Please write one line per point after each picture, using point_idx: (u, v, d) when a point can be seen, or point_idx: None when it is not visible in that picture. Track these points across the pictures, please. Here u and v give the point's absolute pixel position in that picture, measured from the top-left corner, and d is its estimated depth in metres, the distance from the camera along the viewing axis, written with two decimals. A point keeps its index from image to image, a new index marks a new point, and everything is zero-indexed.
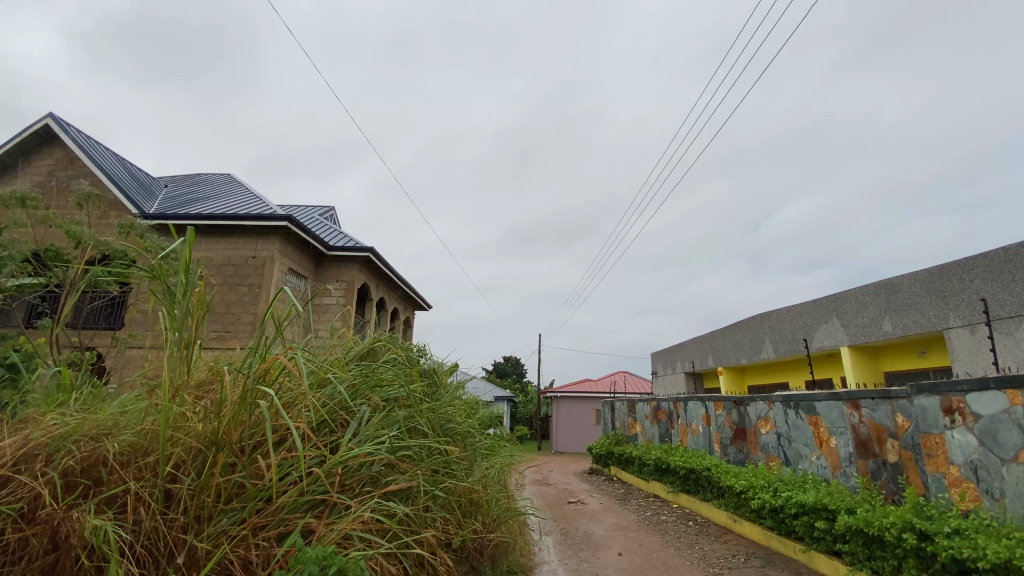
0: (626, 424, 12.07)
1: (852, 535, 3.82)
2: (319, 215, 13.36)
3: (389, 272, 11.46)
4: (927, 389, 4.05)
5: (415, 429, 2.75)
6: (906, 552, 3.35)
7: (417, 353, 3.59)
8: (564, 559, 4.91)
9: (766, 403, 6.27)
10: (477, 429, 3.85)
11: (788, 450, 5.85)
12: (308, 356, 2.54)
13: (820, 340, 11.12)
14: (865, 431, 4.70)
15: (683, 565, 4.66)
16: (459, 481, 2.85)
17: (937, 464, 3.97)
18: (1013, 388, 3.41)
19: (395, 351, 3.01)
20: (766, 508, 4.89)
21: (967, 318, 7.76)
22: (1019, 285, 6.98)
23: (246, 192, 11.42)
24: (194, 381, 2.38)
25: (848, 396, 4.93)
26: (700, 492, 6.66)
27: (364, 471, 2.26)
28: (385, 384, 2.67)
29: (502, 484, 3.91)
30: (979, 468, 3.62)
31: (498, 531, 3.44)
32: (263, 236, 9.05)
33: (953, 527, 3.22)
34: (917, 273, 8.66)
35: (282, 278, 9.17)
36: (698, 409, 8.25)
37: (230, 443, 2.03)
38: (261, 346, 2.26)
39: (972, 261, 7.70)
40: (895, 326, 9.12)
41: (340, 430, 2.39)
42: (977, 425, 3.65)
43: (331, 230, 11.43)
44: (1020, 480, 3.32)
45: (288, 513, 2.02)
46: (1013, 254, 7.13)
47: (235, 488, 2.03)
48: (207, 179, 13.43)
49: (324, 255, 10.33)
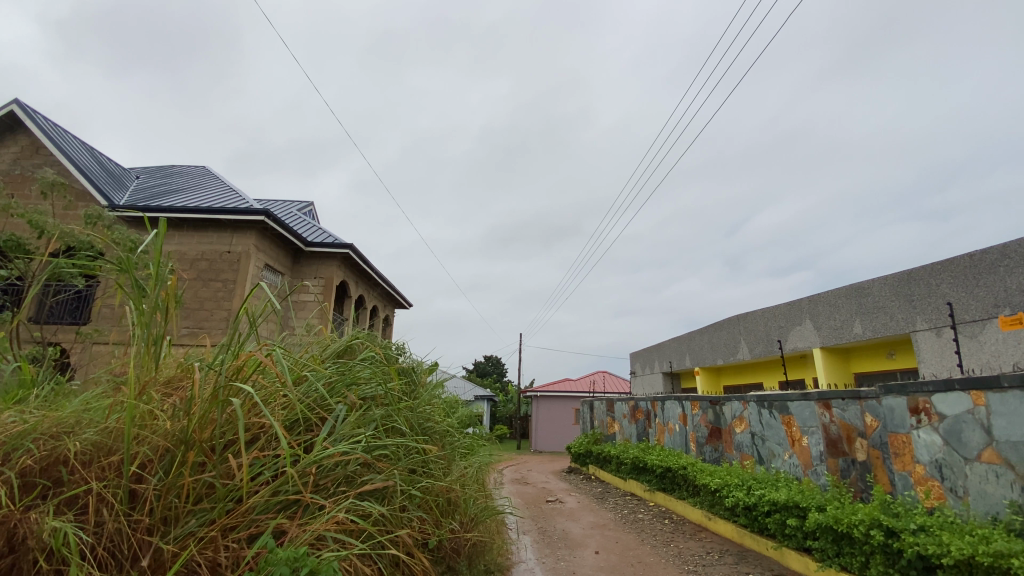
0: (604, 423, 12.17)
1: (823, 532, 3.91)
2: (297, 210, 13.09)
3: (369, 269, 11.32)
4: (895, 389, 4.17)
5: (392, 428, 2.71)
6: (874, 549, 3.45)
7: (395, 351, 3.54)
8: (541, 558, 4.92)
9: (741, 402, 6.39)
10: (456, 428, 3.81)
11: (761, 448, 5.96)
12: (283, 354, 2.47)
13: (793, 342, 11.38)
14: (835, 431, 4.82)
15: (658, 563, 4.71)
16: (437, 481, 2.82)
17: (903, 462, 4.10)
18: (976, 389, 3.53)
19: (373, 349, 2.96)
20: (739, 506, 4.97)
21: (933, 321, 8.04)
22: (983, 290, 7.26)
23: (222, 185, 11.13)
24: (162, 379, 2.30)
25: (819, 396, 5.05)
26: (675, 490, 6.74)
27: (339, 471, 2.21)
28: (362, 382, 2.62)
29: (481, 484, 3.90)
30: (943, 467, 3.74)
31: (476, 530, 3.42)
32: (239, 230, 8.84)
33: (919, 525, 3.33)
34: (886, 277, 8.93)
35: (258, 273, 8.97)
36: (674, 409, 8.36)
37: (200, 441, 1.96)
38: (235, 342, 2.20)
39: (939, 266, 7.97)
40: (865, 328, 9.37)
41: (316, 428, 2.34)
42: (942, 425, 3.77)
43: (310, 226, 11.23)
44: (982, 479, 3.44)
45: (259, 514, 1.97)
46: (978, 259, 7.40)
47: (204, 489, 1.97)
48: (181, 171, 13.08)
49: (302, 250, 10.16)
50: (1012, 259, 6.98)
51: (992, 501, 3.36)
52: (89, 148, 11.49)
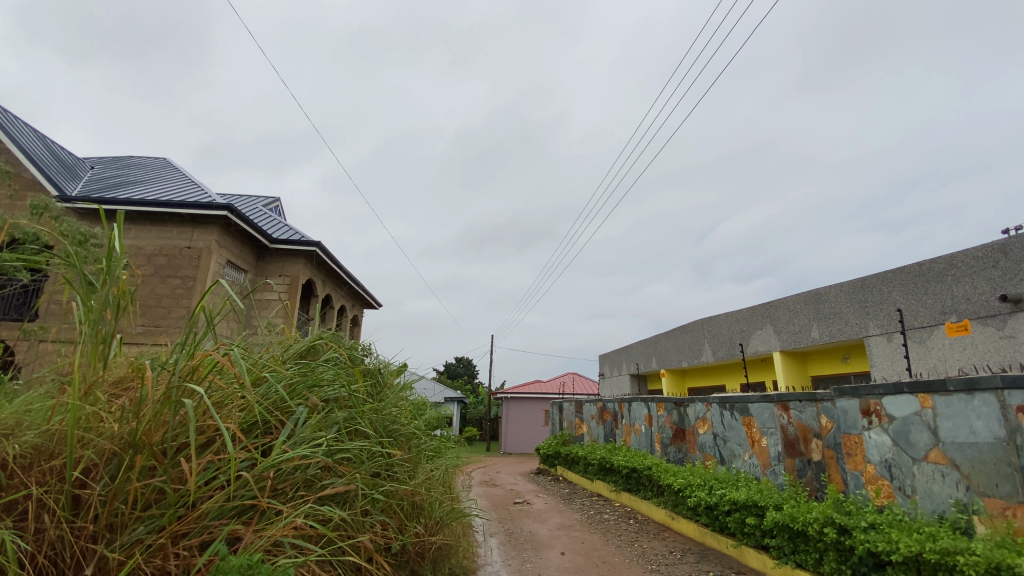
0: (573, 424, 12.27)
1: (780, 530, 4.04)
2: (262, 206, 12.71)
3: (337, 268, 11.09)
4: (849, 392, 4.35)
5: (356, 430, 2.65)
6: (828, 546, 3.59)
7: (361, 352, 3.48)
8: (508, 559, 4.92)
9: (704, 404, 6.55)
10: (423, 431, 3.77)
11: (722, 449, 6.12)
12: (243, 354, 2.38)
13: (754, 345, 11.73)
14: (793, 431, 4.99)
15: (622, 563, 4.77)
16: (402, 484, 2.79)
17: (855, 462, 4.27)
18: (924, 392, 3.71)
19: (337, 349, 2.88)
20: (701, 506, 5.08)
21: (885, 327, 8.41)
22: (931, 297, 7.65)
23: (184, 178, 10.73)
24: (110, 379, 2.18)
25: (778, 398, 5.22)
26: (640, 490, 6.84)
27: (297, 475, 2.14)
28: (324, 384, 2.55)
29: (447, 486, 3.85)
30: (892, 466, 3.91)
31: (441, 534, 3.37)
32: (200, 225, 8.53)
33: (869, 522, 3.47)
34: (842, 284, 9.30)
35: (220, 270, 8.66)
36: (641, 410, 8.50)
37: (150, 444, 1.87)
38: (191, 341, 2.11)
39: (890, 274, 8.36)
40: (822, 333, 9.74)
41: (274, 432, 2.27)
42: (891, 426, 3.95)
43: (275, 222, 10.91)
44: (929, 478, 3.60)
45: (212, 520, 1.90)
46: (926, 268, 7.79)
47: (154, 494, 1.88)
48: (140, 162, 12.52)
49: (266, 247, 9.87)
50: (957, 268, 7.35)
51: (938, 500, 3.53)
52: (40, 136, 10.88)
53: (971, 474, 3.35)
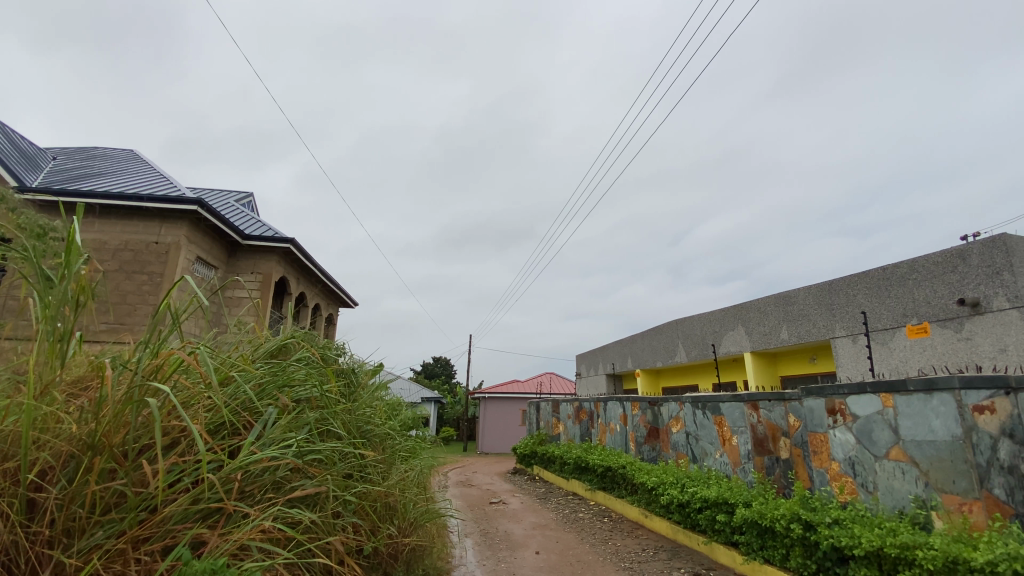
0: (550, 424, 12.33)
1: (748, 526, 4.13)
2: (235, 201, 12.39)
3: (312, 265, 10.90)
4: (815, 391, 4.48)
5: (327, 430, 2.61)
6: (794, 541, 3.69)
7: (335, 351, 3.43)
8: (483, 559, 4.91)
9: (677, 403, 6.66)
10: (398, 431, 3.73)
11: (695, 447, 6.23)
12: (210, 353, 2.31)
13: (726, 346, 11.98)
14: (762, 430, 5.11)
15: (596, 561, 4.81)
16: (374, 486, 2.76)
17: (821, 460, 4.40)
18: (885, 392, 3.84)
19: (309, 349, 2.83)
20: (674, 503, 5.15)
21: (850, 329, 8.69)
22: (894, 301, 7.94)
23: (152, 171, 10.39)
24: (67, 379, 2.09)
25: (748, 397, 5.34)
26: (615, 489, 6.92)
27: (266, 477, 2.09)
28: (295, 383, 2.49)
29: (422, 487, 3.82)
30: (856, 464, 4.04)
31: (414, 535, 3.34)
32: (169, 219, 8.26)
33: (834, 518, 3.58)
34: (810, 287, 9.57)
35: (189, 266, 8.40)
36: (616, 409, 8.59)
37: (110, 447, 1.79)
38: (155, 339, 2.03)
39: (856, 278, 8.64)
40: (791, 334, 10.01)
41: (243, 433, 2.22)
42: (855, 424, 4.08)
43: (248, 218, 10.65)
44: (890, 475, 3.74)
45: (176, 524, 1.85)
46: (889, 273, 8.08)
47: (114, 498, 1.81)
48: (106, 154, 12.08)
49: (238, 244, 9.62)
50: (919, 272, 7.64)
51: (899, 496, 3.66)
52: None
53: (929, 471, 3.48)
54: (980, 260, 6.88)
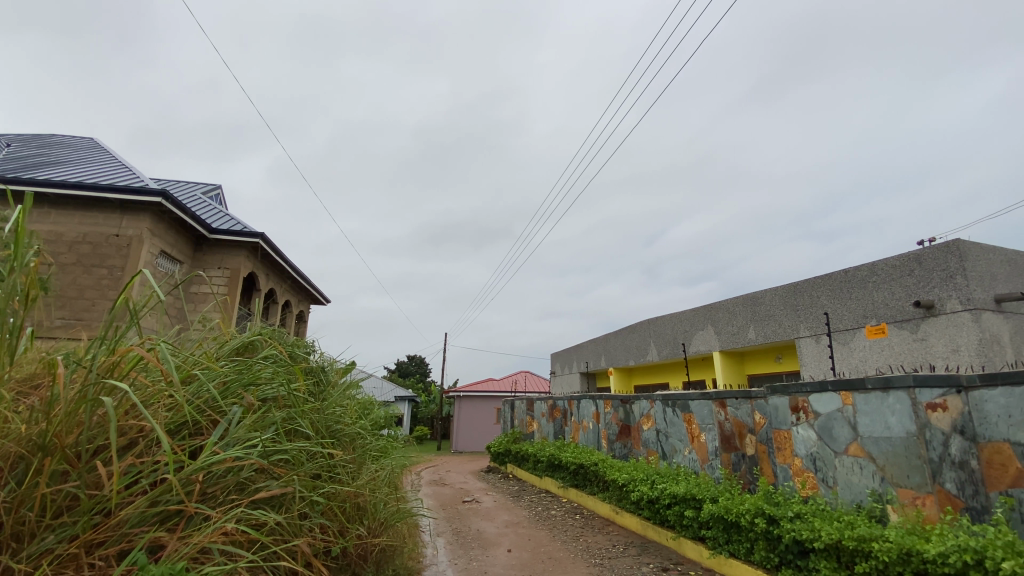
0: (524, 422, 12.37)
1: (715, 521, 4.23)
2: (202, 194, 12.02)
3: (282, 261, 10.65)
4: (780, 390, 4.61)
5: (295, 430, 2.56)
6: (758, 536, 3.80)
7: (305, 349, 3.37)
8: (454, 559, 4.88)
9: (648, 401, 6.76)
10: (369, 431, 3.68)
11: (664, 444, 6.34)
12: (172, 350, 2.23)
13: (696, 345, 12.23)
14: (729, 427, 5.24)
15: (567, 558, 4.85)
16: (344, 486, 2.73)
17: (784, 456, 4.53)
18: (845, 390, 3.99)
19: (276, 347, 2.77)
20: (644, 500, 5.23)
21: (814, 329, 8.98)
22: (855, 302, 8.24)
23: (113, 160, 9.99)
24: (17, 376, 1.98)
25: (716, 395, 5.46)
26: (587, 486, 6.99)
27: (229, 478, 2.04)
28: (261, 382, 2.42)
29: (394, 486, 3.78)
30: (817, 459, 4.17)
31: (385, 535, 3.31)
32: (130, 211, 7.94)
33: (796, 512, 3.69)
34: (776, 288, 9.86)
35: (152, 260, 8.08)
36: (589, 407, 8.68)
37: (63, 448, 1.71)
38: (112, 335, 1.95)
39: (820, 280, 8.93)
40: (758, 334, 10.28)
41: (206, 432, 2.15)
42: (817, 421, 4.22)
43: (215, 211, 10.33)
44: (849, 470, 3.88)
45: (133, 527, 1.78)
46: (851, 275, 8.38)
47: (67, 501, 1.73)
48: (64, 142, 11.55)
49: (205, 238, 9.33)
50: (878, 275, 7.95)
51: (856, 490, 3.80)
52: None
53: (886, 466, 3.63)
54: (935, 264, 7.20)
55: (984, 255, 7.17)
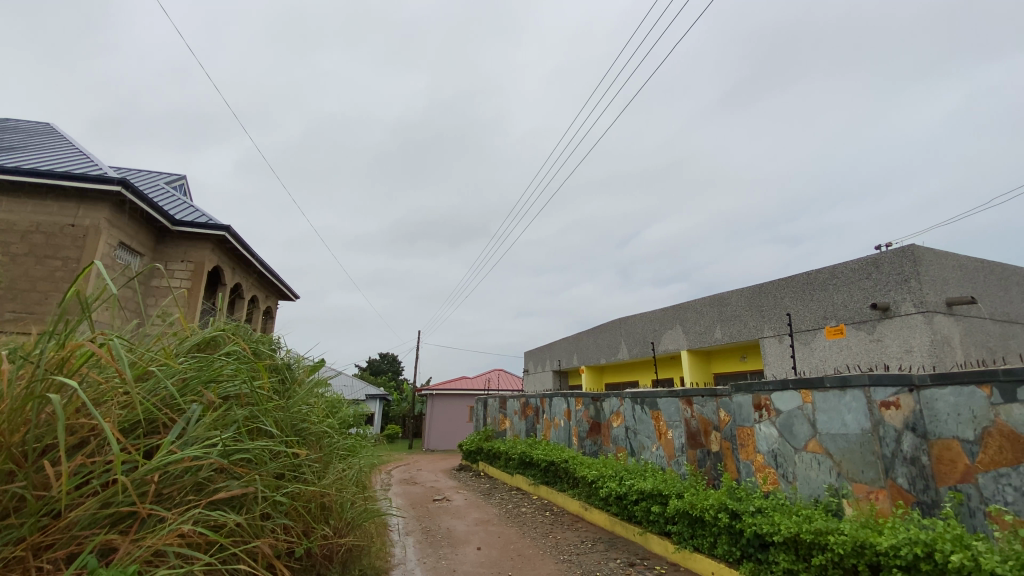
0: (497, 420, 12.38)
1: (680, 517, 4.33)
2: (165, 184, 11.60)
3: (249, 255, 10.35)
4: (743, 388, 4.75)
5: (257, 429, 2.50)
6: (722, 530, 3.91)
7: (271, 344, 3.30)
8: (423, 558, 4.85)
9: (618, 398, 6.86)
10: (337, 429, 3.62)
11: (633, 441, 6.44)
12: (126, 344, 2.13)
13: (665, 344, 12.46)
14: (695, 425, 5.37)
15: (536, 555, 4.88)
16: (308, 485, 2.69)
17: (747, 452, 4.66)
18: (805, 388, 4.13)
19: (239, 343, 2.69)
20: (612, 496, 5.30)
21: (777, 329, 9.27)
22: (816, 304, 8.53)
23: (69, 146, 9.53)
24: None
25: (683, 393, 5.58)
26: (557, 483, 7.05)
27: (187, 479, 1.97)
28: (222, 379, 2.35)
29: (362, 486, 3.72)
30: (778, 455, 4.30)
31: (352, 535, 3.26)
32: (86, 200, 7.56)
33: (757, 507, 3.81)
34: (742, 289, 10.12)
35: (110, 252, 7.73)
36: (561, 405, 8.75)
37: (8, 446, 1.62)
38: (61, 330, 1.85)
39: (783, 282, 9.21)
40: (724, 333, 10.54)
41: (162, 432, 2.08)
42: (778, 419, 4.36)
43: (179, 202, 9.98)
44: (808, 465, 4.02)
45: (83, 529, 1.70)
46: (813, 277, 8.67)
47: (11, 503, 1.64)
48: (17, 126, 10.97)
49: (167, 230, 8.99)
50: (838, 278, 8.24)
51: (814, 485, 3.94)
52: None
53: (842, 461, 3.77)
54: (892, 268, 7.52)
55: (936, 260, 7.52)
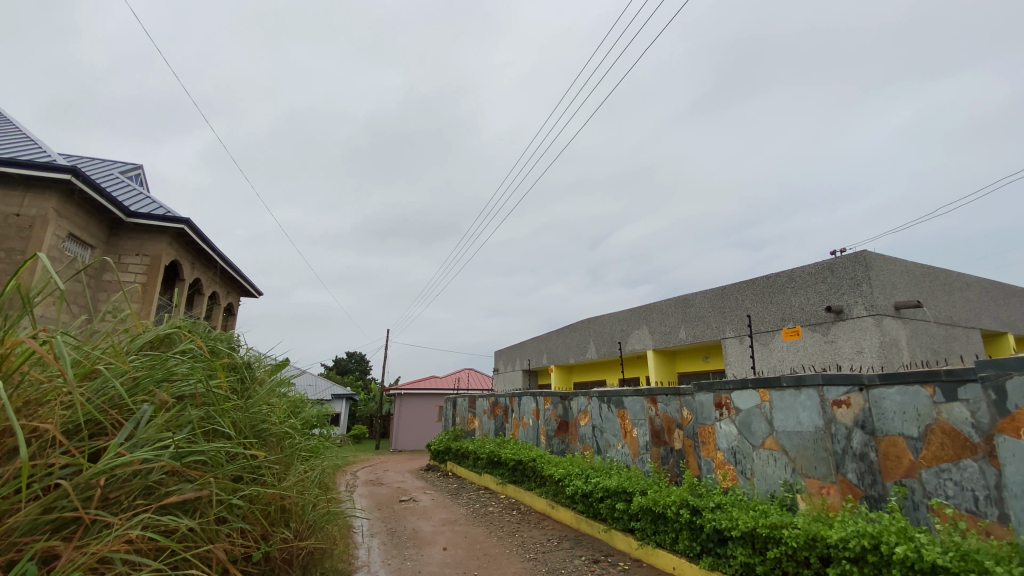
0: (465, 419, 12.34)
1: (644, 513, 4.42)
2: (119, 173, 11.06)
3: (210, 249, 9.98)
4: (705, 387, 4.88)
5: (213, 429, 2.41)
6: (683, 526, 4.01)
7: (231, 343, 3.20)
8: (388, 559, 4.80)
9: (585, 397, 6.94)
10: (300, 430, 3.54)
11: (599, 439, 6.54)
12: (71, 342, 2.01)
13: (632, 344, 12.68)
14: (659, 423, 5.50)
15: (502, 554, 4.89)
16: (267, 487, 2.62)
17: (708, 450, 4.79)
18: (763, 388, 4.27)
19: (195, 341, 2.59)
20: (578, 494, 5.37)
21: (738, 330, 9.55)
22: (776, 306, 8.83)
23: (13, 130, 8.96)
24: None
25: (648, 392, 5.69)
26: (525, 482, 7.09)
27: (136, 482, 1.89)
28: (176, 379, 2.25)
29: (324, 487, 3.64)
30: (736, 452, 4.44)
31: (313, 539, 3.19)
32: (32, 189, 7.14)
33: (716, 503, 3.92)
34: (706, 291, 10.39)
35: (58, 243, 7.32)
36: (529, 404, 8.79)
37: None
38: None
39: (745, 284, 9.50)
40: (688, 334, 10.79)
41: (110, 433, 1.98)
42: (737, 417, 4.49)
43: (135, 193, 9.53)
44: (765, 462, 4.16)
45: (21, 536, 1.60)
46: (773, 280, 8.98)
47: None
48: None
49: (121, 221, 8.57)
50: (796, 281, 8.56)
51: (770, 481, 4.08)
52: None
53: (796, 458, 3.91)
54: (845, 272, 7.86)
55: (886, 265, 7.90)
